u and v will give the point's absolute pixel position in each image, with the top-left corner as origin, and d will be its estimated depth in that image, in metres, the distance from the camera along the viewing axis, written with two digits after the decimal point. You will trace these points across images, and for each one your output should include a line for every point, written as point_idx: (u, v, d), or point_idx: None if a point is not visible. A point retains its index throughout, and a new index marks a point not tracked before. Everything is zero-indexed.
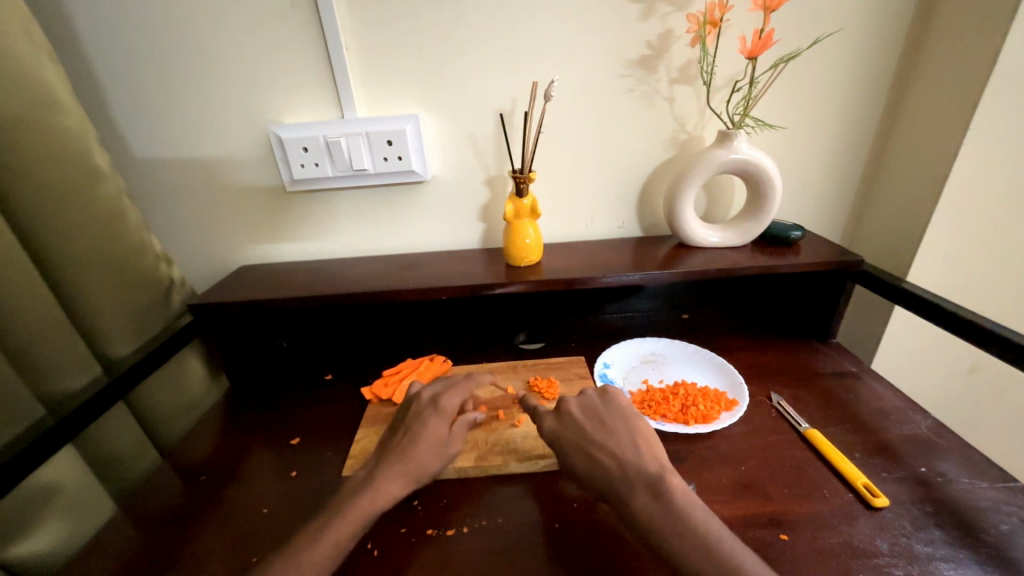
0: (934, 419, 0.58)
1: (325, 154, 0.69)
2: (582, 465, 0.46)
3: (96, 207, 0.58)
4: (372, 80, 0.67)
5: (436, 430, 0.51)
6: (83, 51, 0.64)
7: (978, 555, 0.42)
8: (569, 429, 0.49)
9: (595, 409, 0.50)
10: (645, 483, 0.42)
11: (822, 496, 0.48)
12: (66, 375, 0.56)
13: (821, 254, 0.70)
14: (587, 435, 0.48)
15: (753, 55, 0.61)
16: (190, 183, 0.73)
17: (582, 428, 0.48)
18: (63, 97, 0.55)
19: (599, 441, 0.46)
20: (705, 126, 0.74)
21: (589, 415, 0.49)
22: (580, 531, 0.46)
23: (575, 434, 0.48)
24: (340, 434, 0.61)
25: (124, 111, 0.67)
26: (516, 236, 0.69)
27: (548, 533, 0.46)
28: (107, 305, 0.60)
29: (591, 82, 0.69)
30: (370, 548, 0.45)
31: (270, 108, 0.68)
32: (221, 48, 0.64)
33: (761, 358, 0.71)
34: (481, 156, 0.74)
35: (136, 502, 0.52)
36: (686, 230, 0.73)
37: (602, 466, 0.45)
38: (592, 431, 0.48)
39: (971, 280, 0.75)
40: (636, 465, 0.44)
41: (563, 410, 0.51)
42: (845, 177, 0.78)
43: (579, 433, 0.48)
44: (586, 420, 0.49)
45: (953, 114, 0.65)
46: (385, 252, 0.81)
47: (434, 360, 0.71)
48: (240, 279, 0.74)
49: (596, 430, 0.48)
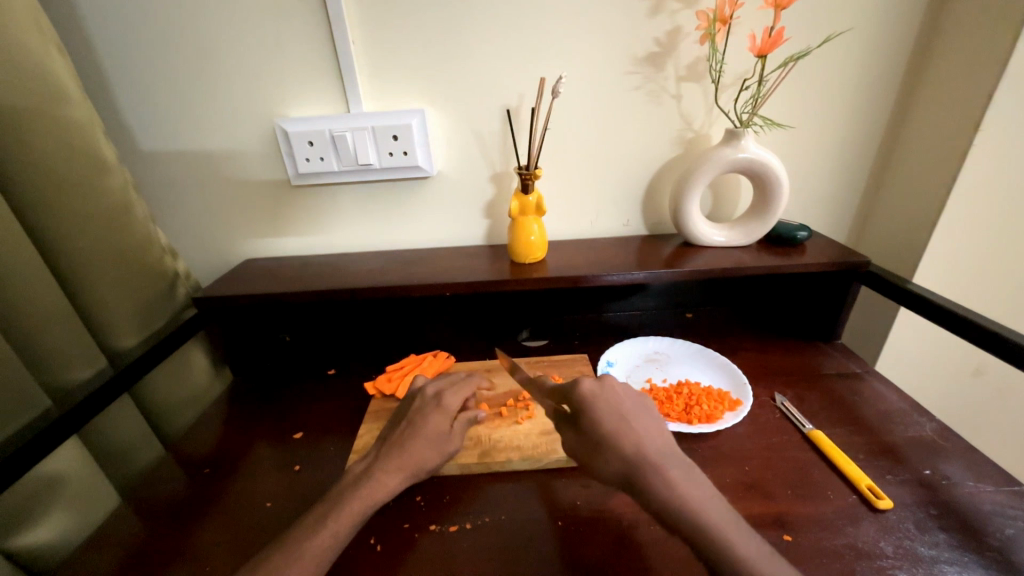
0: (939, 421, 0.57)
1: (330, 148, 0.69)
2: (613, 435, 0.42)
3: (101, 198, 0.58)
4: (378, 74, 0.67)
5: (436, 425, 0.51)
6: (89, 42, 0.63)
7: (982, 558, 0.42)
8: (608, 395, 0.45)
9: (632, 391, 0.47)
10: (679, 462, 0.41)
11: (824, 497, 0.48)
12: (72, 367, 0.56)
13: (827, 254, 0.70)
14: (624, 409, 0.44)
15: (762, 53, 0.60)
16: (195, 177, 0.73)
17: (619, 401, 0.45)
18: (70, 89, 0.55)
19: (635, 418, 0.44)
20: (712, 124, 0.73)
21: (627, 393, 0.46)
22: (584, 528, 0.46)
23: (610, 405, 0.45)
24: (343, 428, 0.61)
25: (131, 104, 0.67)
26: (520, 233, 0.69)
27: (549, 529, 0.46)
28: (113, 297, 0.60)
29: (598, 80, 0.69)
30: (373, 543, 0.45)
31: (275, 101, 0.68)
32: (228, 41, 0.64)
33: (765, 358, 0.71)
34: (486, 153, 0.73)
35: (141, 493, 0.52)
36: (692, 229, 0.73)
37: (634, 435, 0.42)
38: (628, 407, 0.45)
39: (978, 282, 0.75)
40: (667, 447, 0.42)
41: (605, 377, 0.47)
42: (852, 178, 0.78)
43: (617, 405, 0.45)
44: (625, 394, 0.46)
45: (963, 115, 0.64)
46: (388, 248, 0.81)
47: (438, 356, 0.71)
48: (244, 272, 0.74)
49: (632, 406, 0.45)
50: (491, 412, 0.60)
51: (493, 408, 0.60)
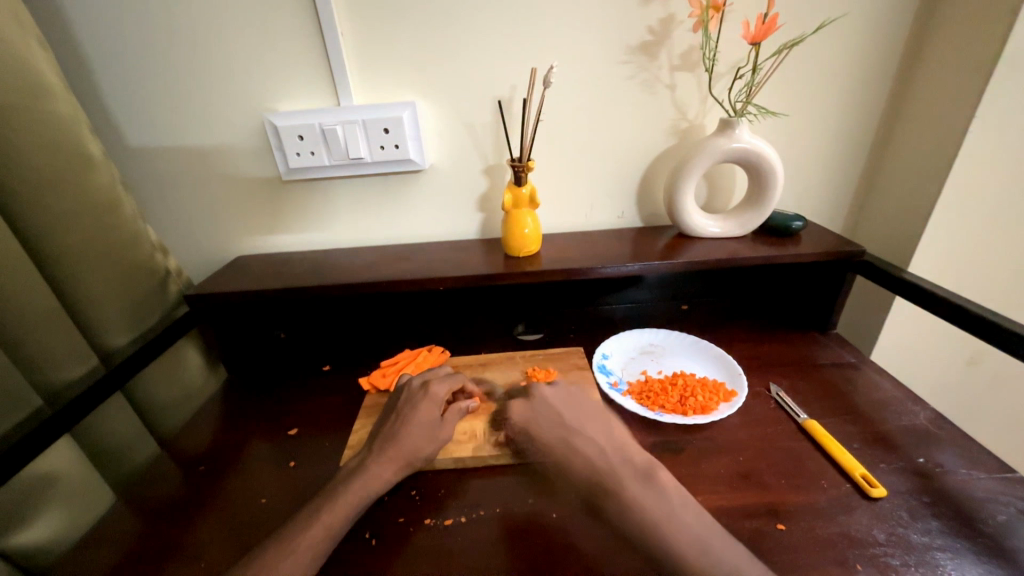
0: (934, 409, 0.57)
1: (321, 143, 0.68)
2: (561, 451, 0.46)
3: (88, 195, 0.57)
4: (368, 67, 0.66)
5: (426, 413, 0.52)
6: (73, 36, 0.62)
7: (975, 544, 0.42)
8: (544, 417, 0.50)
9: (568, 404, 0.50)
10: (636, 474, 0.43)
11: (818, 487, 0.48)
12: (64, 365, 0.55)
13: (822, 244, 0.69)
14: (566, 424, 0.48)
15: (757, 40, 0.59)
16: (185, 173, 0.72)
17: (559, 418, 0.49)
18: (53, 84, 0.53)
19: (579, 430, 0.47)
20: (706, 114, 0.73)
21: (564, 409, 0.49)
22: (581, 521, 0.46)
23: (552, 424, 0.49)
24: (338, 424, 0.61)
25: (118, 100, 0.66)
26: (514, 226, 0.68)
27: (545, 519, 0.46)
28: (104, 296, 0.60)
29: (591, 69, 0.68)
30: (368, 537, 0.45)
31: (264, 95, 0.67)
32: (213, 34, 0.63)
33: (760, 349, 0.70)
34: (479, 145, 0.73)
35: (136, 492, 0.52)
36: (687, 221, 0.73)
37: (580, 456, 0.45)
38: (570, 421, 0.48)
39: (974, 270, 0.74)
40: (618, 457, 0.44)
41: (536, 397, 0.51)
42: (848, 167, 0.77)
43: (557, 423, 0.49)
44: (563, 410, 0.50)
45: (959, 101, 0.64)
46: (382, 242, 0.81)
47: (433, 351, 0.71)
48: (237, 269, 0.74)
49: (572, 419, 0.49)
50: (484, 404, 0.60)
51: (487, 401, 0.60)
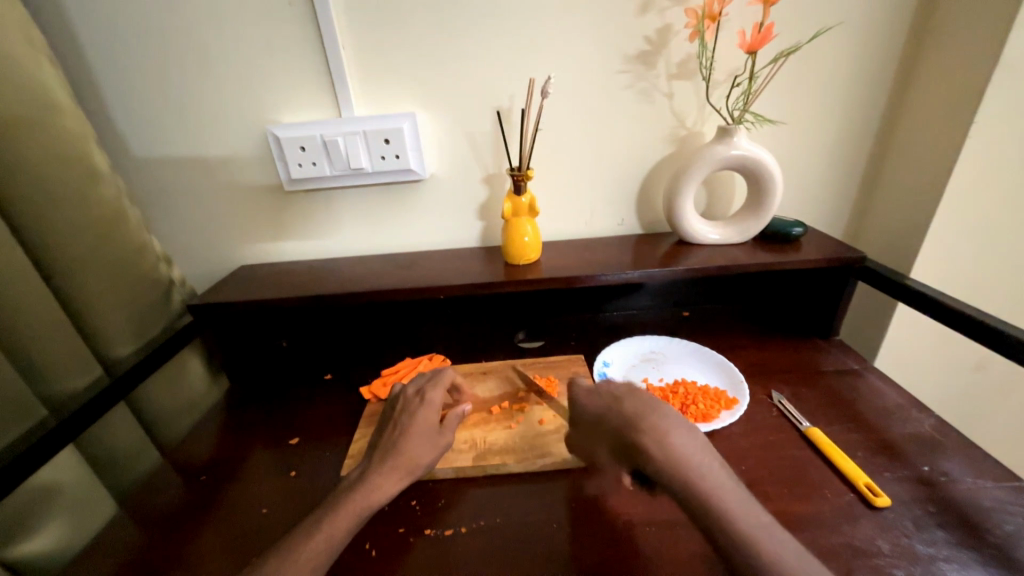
0: (938, 417, 0.57)
1: (323, 154, 0.69)
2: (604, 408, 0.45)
3: (94, 207, 0.58)
4: (369, 79, 0.67)
5: (426, 421, 0.51)
6: (81, 51, 0.64)
7: (981, 555, 0.41)
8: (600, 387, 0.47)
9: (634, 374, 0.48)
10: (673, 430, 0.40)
11: (821, 496, 0.48)
12: (69, 376, 0.56)
13: (822, 250, 0.69)
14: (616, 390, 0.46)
15: (753, 49, 0.59)
16: (189, 184, 0.73)
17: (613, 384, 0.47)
18: (61, 99, 0.55)
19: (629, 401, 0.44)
20: (704, 122, 0.73)
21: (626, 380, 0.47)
22: (683, 428, 0.41)
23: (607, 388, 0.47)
24: (339, 433, 0.61)
25: (123, 113, 0.68)
26: (514, 234, 0.69)
27: (639, 418, 0.41)
28: (109, 307, 0.60)
29: (589, 78, 0.69)
30: (368, 548, 0.45)
31: (267, 107, 0.68)
32: (217, 48, 0.64)
33: (763, 356, 0.70)
34: (479, 155, 0.73)
35: (137, 502, 0.52)
36: (686, 228, 0.73)
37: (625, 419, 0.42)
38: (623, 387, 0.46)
39: (977, 276, 0.74)
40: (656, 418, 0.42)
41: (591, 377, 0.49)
42: (848, 173, 0.77)
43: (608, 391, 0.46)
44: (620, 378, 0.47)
45: (959, 107, 0.64)
46: (382, 251, 0.81)
47: (433, 359, 0.71)
48: (240, 279, 0.74)
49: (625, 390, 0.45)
50: (500, 411, 0.60)
51: (503, 409, 0.60)
